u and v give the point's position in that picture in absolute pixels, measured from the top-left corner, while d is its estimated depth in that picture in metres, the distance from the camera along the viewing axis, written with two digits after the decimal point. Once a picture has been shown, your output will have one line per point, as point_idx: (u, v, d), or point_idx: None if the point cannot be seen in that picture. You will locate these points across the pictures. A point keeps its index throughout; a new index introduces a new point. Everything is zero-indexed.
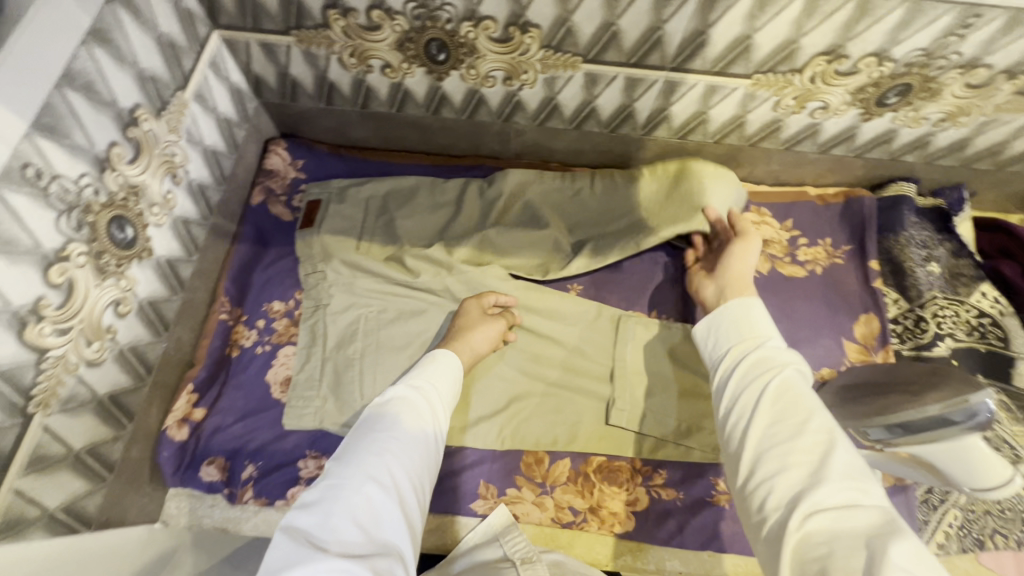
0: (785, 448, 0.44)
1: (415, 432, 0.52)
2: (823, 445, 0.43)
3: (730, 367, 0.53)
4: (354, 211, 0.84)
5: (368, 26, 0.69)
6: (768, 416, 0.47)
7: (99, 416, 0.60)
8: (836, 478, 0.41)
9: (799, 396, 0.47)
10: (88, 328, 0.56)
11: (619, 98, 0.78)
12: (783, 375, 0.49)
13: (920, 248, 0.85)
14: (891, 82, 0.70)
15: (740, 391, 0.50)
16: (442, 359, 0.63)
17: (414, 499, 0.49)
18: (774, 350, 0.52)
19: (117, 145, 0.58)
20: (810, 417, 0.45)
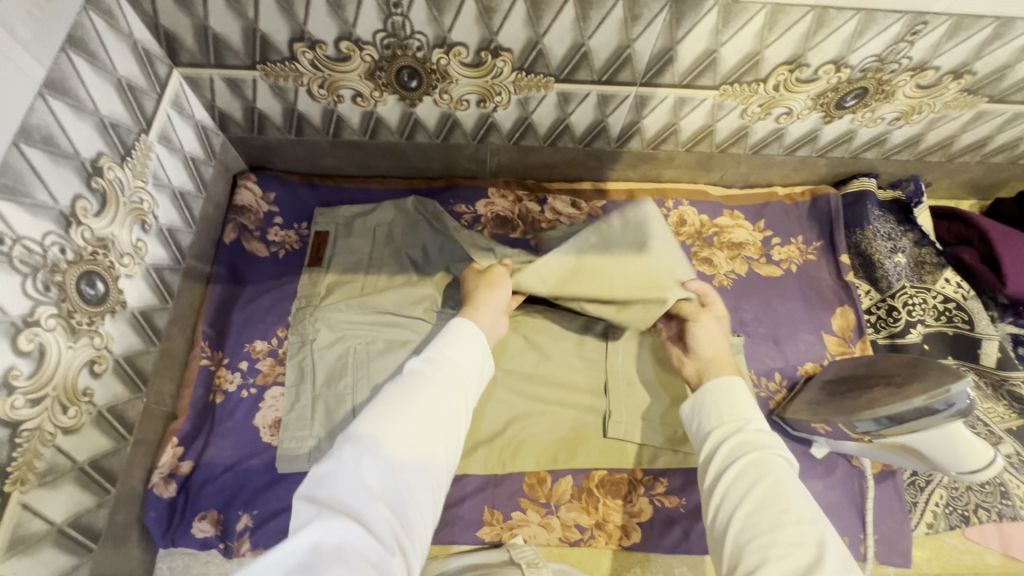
0: (762, 528, 0.46)
1: (431, 394, 0.52)
2: (800, 526, 0.45)
3: (714, 449, 0.56)
4: (362, 241, 0.82)
5: (337, 57, 0.68)
6: (748, 496, 0.49)
7: (80, 486, 0.57)
8: (810, 557, 0.42)
9: (784, 475, 0.50)
10: (63, 394, 0.53)
11: (592, 115, 0.79)
12: (761, 454, 0.52)
13: (886, 240, 0.89)
14: (848, 87, 0.74)
15: (727, 470, 0.52)
16: (461, 328, 0.61)
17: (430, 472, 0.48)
18: (751, 435, 0.55)
19: (82, 198, 0.55)
20: (792, 503, 0.47)
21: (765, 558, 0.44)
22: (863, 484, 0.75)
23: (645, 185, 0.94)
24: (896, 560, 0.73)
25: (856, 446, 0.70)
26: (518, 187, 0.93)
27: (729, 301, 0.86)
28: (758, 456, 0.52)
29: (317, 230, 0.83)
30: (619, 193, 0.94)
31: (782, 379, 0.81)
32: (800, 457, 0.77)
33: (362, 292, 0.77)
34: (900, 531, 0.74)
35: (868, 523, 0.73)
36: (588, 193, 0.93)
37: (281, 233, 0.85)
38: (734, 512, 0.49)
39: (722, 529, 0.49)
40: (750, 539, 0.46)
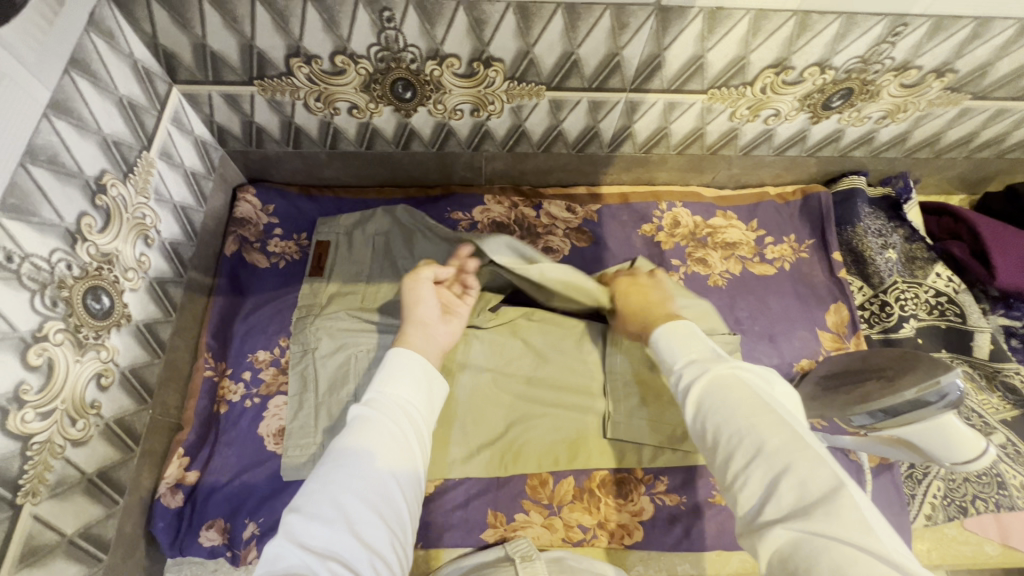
0: (753, 444, 0.45)
1: (380, 442, 0.52)
2: (789, 437, 0.44)
3: (685, 381, 0.54)
4: (362, 251, 0.83)
5: (332, 71, 0.70)
6: (731, 413, 0.48)
7: (89, 498, 0.58)
8: (809, 464, 0.42)
9: (758, 389, 0.50)
10: (71, 407, 0.54)
11: (583, 121, 0.80)
12: (732, 374, 0.51)
13: (877, 237, 0.90)
14: (834, 88, 0.75)
15: (703, 395, 0.51)
16: (401, 356, 0.61)
17: (389, 512, 0.49)
18: (716, 360, 0.54)
19: (87, 215, 0.56)
20: (738, 417, 0.47)
21: (767, 475, 0.43)
22: (861, 479, 0.76)
23: (639, 188, 0.96)
24: None
25: (851, 440, 0.70)
26: (513, 193, 0.94)
27: (724, 300, 0.87)
28: (725, 376, 0.51)
29: (318, 239, 0.84)
30: (613, 197, 0.95)
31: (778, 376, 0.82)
32: None
33: (362, 303, 0.79)
34: (900, 524, 0.74)
35: None
36: (583, 198, 0.95)
37: (280, 244, 0.86)
38: (719, 438, 0.48)
39: (714, 463, 0.48)
40: (741, 459, 0.45)
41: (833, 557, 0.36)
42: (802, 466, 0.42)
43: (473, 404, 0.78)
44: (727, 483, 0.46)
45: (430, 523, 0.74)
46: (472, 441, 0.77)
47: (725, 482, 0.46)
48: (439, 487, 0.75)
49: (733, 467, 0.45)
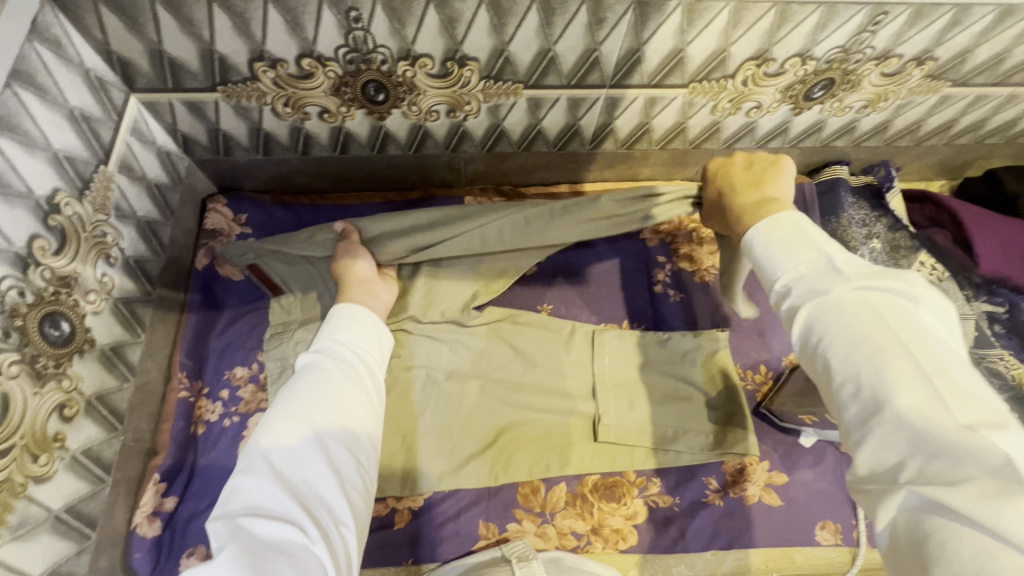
0: (876, 392, 0.36)
1: (333, 380, 0.53)
2: (930, 388, 0.34)
3: (798, 298, 0.43)
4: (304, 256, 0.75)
5: (300, 74, 0.66)
6: (854, 348, 0.38)
7: (56, 535, 0.55)
8: (951, 431, 0.32)
9: (891, 318, 0.38)
10: (32, 441, 0.51)
11: (563, 118, 0.78)
12: (864, 297, 0.39)
13: (861, 226, 0.89)
14: (815, 78, 0.74)
15: (816, 322, 0.40)
16: (340, 312, 0.62)
17: (354, 440, 0.50)
18: (851, 271, 0.41)
19: (39, 237, 0.53)
20: (863, 354, 0.37)
21: (897, 435, 0.34)
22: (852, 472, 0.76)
23: (623, 184, 0.94)
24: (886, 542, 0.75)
25: None
26: (495, 193, 0.92)
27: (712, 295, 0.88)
28: (840, 305, 0.40)
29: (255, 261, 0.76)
30: (597, 195, 0.93)
31: (767, 370, 0.82)
32: (789, 448, 0.78)
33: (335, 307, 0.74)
34: None
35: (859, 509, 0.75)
36: (566, 196, 0.93)
37: None
38: (835, 377, 0.38)
39: (829, 398, 0.40)
40: (865, 405, 0.36)
41: (970, 551, 0.29)
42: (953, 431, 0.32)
43: (463, 412, 0.77)
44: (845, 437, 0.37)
45: (420, 538, 0.72)
46: (463, 451, 0.75)
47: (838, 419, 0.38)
48: (428, 500, 0.73)
49: (845, 413, 0.37)
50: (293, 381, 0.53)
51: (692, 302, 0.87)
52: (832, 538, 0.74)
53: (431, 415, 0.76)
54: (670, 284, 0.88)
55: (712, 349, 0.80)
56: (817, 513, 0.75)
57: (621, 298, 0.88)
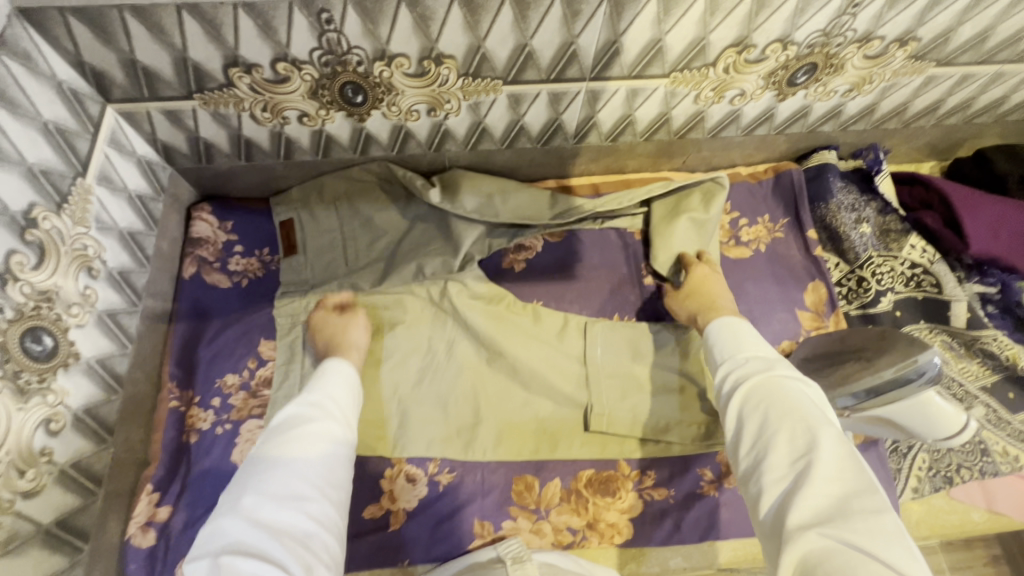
0: (800, 455, 0.48)
1: (320, 437, 0.55)
2: (839, 452, 0.47)
3: (739, 374, 0.58)
4: (329, 219, 0.85)
5: (276, 79, 0.66)
6: (783, 413, 0.51)
7: (48, 549, 0.55)
8: (848, 492, 0.44)
9: (808, 404, 0.52)
10: (17, 457, 0.51)
11: (545, 113, 0.78)
12: (788, 381, 0.54)
13: (850, 211, 0.88)
14: (797, 63, 0.73)
15: (750, 395, 0.55)
16: (330, 370, 0.64)
17: (333, 494, 0.52)
18: (785, 363, 0.58)
19: (16, 252, 0.52)
20: (789, 420, 0.50)
21: (815, 486, 0.45)
22: None
23: (609, 177, 0.94)
24: None
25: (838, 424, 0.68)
26: None
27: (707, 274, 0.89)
28: (774, 382, 0.55)
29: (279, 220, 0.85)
30: (584, 189, 0.93)
31: None
32: None
33: (346, 269, 0.83)
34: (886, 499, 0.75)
35: None
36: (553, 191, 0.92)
37: (242, 261, 0.84)
38: (763, 436, 0.51)
39: (746, 455, 0.52)
40: (786, 457, 0.48)
41: (867, 569, 0.38)
42: (852, 486, 0.44)
43: (454, 413, 0.76)
44: (766, 488, 0.48)
45: (417, 538, 0.72)
46: (455, 451, 0.75)
47: (751, 472, 0.50)
48: (424, 501, 0.73)
49: (768, 470, 0.49)
50: (280, 428, 0.55)
51: None
52: None
53: (426, 410, 0.76)
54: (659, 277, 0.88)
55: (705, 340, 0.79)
56: None
57: (610, 291, 0.87)
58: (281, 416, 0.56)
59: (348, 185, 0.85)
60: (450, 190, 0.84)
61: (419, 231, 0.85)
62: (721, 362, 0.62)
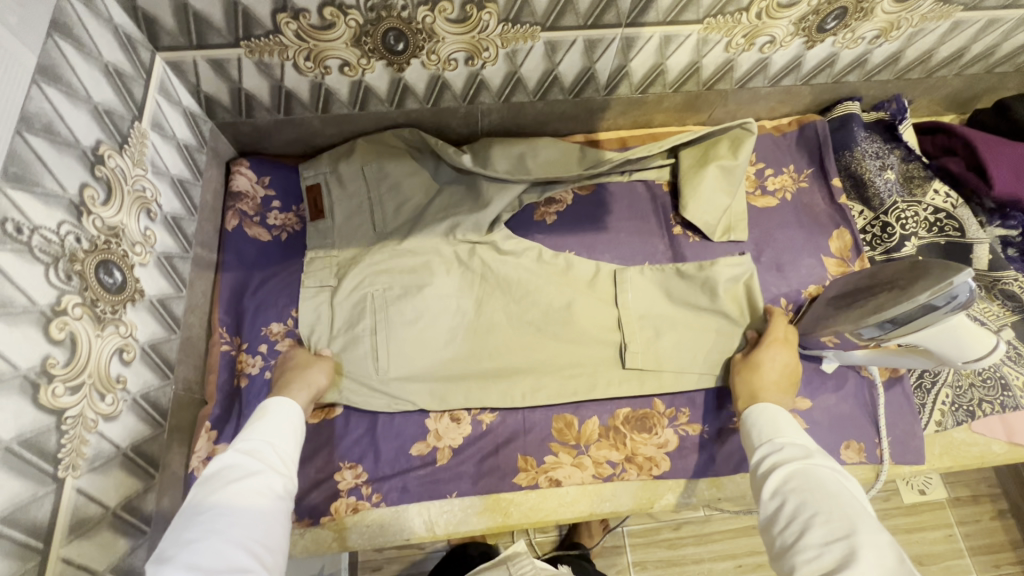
0: (837, 541, 0.47)
1: (253, 498, 0.51)
2: (878, 539, 0.46)
3: (776, 458, 0.58)
4: (356, 184, 0.84)
5: (321, 25, 0.67)
6: (820, 498, 0.51)
7: (126, 471, 0.57)
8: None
9: (849, 496, 0.51)
10: (99, 381, 0.53)
11: (579, 62, 0.79)
12: (830, 471, 0.54)
13: (875, 159, 0.90)
14: (829, 8, 0.75)
15: (788, 480, 0.55)
16: (274, 409, 0.62)
17: (271, 558, 0.49)
18: (824, 453, 0.58)
19: (89, 186, 0.54)
20: (828, 504, 0.50)
21: (854, 563, 0.44)
22: (873, 392, 0.79)
23: (637, 131, 0.96)
24: (910, 459, 0.78)
25: (864, 355, 0.74)
26: None
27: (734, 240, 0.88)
28: (809, 469, 0.55)
29: (308, 185, 0.85)
30: (612, 142, 0.95)
31: (788, 304, 0.84)
32: (812, 375, 0.81)
33: (375, 235, 0.82)
34: (911, 432, 0.78)
35: (882, 427, 0.78)
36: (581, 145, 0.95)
37: (280, 216, 0.86)
38: (800, 519, 0.51)
39: (781, 534, 0.52)
40: (819, 539, 0.48)
41: None
42: (892, 568, 0.44)
43: (489, 365, 0.78)
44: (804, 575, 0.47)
45: (463, 473, 0.74)
46: (494, 393, 0.77)
47: (786, 552, 0.50)
48: (469, 438, 0.76)
49: (806, 556, 0.48)
50: (210, 485, 0.51)
51: (713, 242, 0.88)
52: (856, 457, 0.77)
53: (462, 361, 0.78)
54: (689, 226, 0.90)
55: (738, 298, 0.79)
56: (843, 433, 0.78)
57: (640, 241, 0.89)
58: (217, 467, 0.53)
59: (379, 149, 0.86)
60: (481, 155, 0.87)
61: (449, 194, 0.85)
62: (757, 445, 0.62)
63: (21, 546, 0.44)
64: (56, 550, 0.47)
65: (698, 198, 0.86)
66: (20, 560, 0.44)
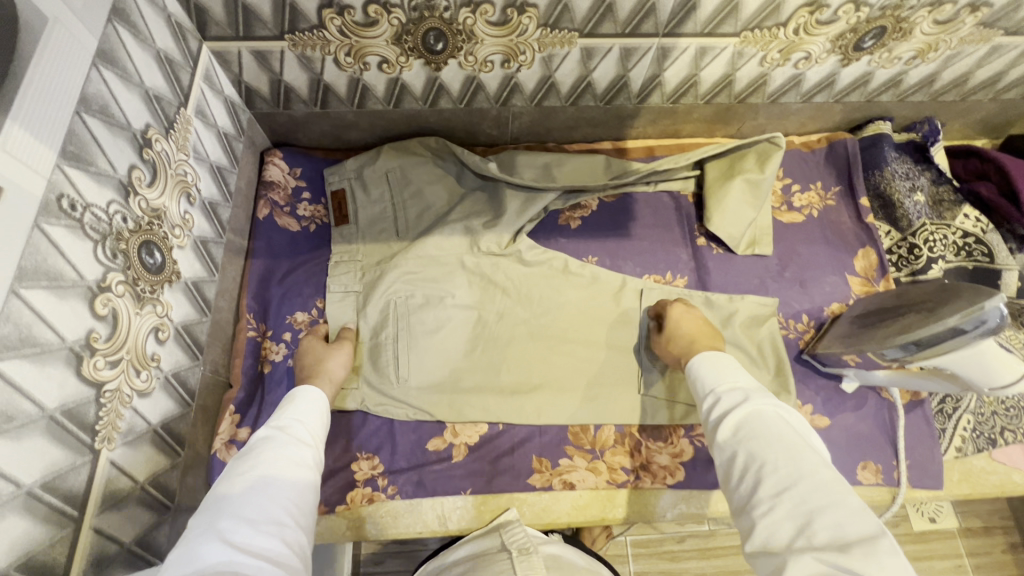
0: (786, 483, 0.48)
1: (287, 463, 0.53)
2: (821, 480, 0.48)
3: (721, 409, 0.58)
4: (379, 190, 0.86)
5: (365, 22, 0.69)
6: (769, 445, 0.52)
7: (155, 447, 0.59)
8: (837, 518, 0.45)
9: (790, 435, 0.52)
10: (135, 357, 0.55)
11: (614, 70, 0.80)
12: (774, 414, 0.55)
13: (905, 180, 0.90)
14: (867, 26, 0.75)
15: (737, 428, 0.55)
16: (302, 395, 0.64)
17: (304, 518, 0.51)
18: (762, 393, 0.58)
19: (136, 168, 0.56)
20: (776, 449, 0.51)
21: (800, 509, 0.46)
22: (893, 415, 0.79)
23: (664, 141, 0.96)
24: (928, 483, 0.77)
25: (885, 376, 0.74)
26: (539, 149, 0.94)
27: (754, 258, 0.88)
28: (751, 416, 0.55)
29: (333, 190, 0.86)
30: (639, 151, 0.96)
31: (809, 320, 0.84)
32: (831, 393, 0.80)
33: (398, 240, 0.84)
34: (930, 456, 0.78)
35: (901, 450, 0.77)
36: (609, 153, 0.96)
37: (309, 208, 0.87)
38: (749, 466, 0.52)
39: (736, 486, 0.52)
40: (769, 486, 0.49)
41: None
42: (839, 508, 0.45)
43: (506, 379, 0.78)
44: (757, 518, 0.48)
45: (478, 471, 0.75)
46: (512, 392, 0.77)
47: (743, 504, 0.50)
48: (485, 436, 0.77)
49: (757, 502, 0.49)
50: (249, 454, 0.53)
51: (736, 256, 0.88)
52: (872, 478, 0.77)
53: (479, 372, 0.78)
54: (713, 238, 0.90)
55: (758, 323, 0.80)
56: (860, 453, 0.78)
57: (663, 250, 0.89)
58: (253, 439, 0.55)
59: (404, 157, 0.87)
60: (507, 166, 0.89)
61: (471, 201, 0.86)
62: (703, 397, 0.62)
63: (57, 513, 0.45)
64: (89, 520, 0.49)
65: (725, 210, 0.86)
66: (55, 526, 0.45)
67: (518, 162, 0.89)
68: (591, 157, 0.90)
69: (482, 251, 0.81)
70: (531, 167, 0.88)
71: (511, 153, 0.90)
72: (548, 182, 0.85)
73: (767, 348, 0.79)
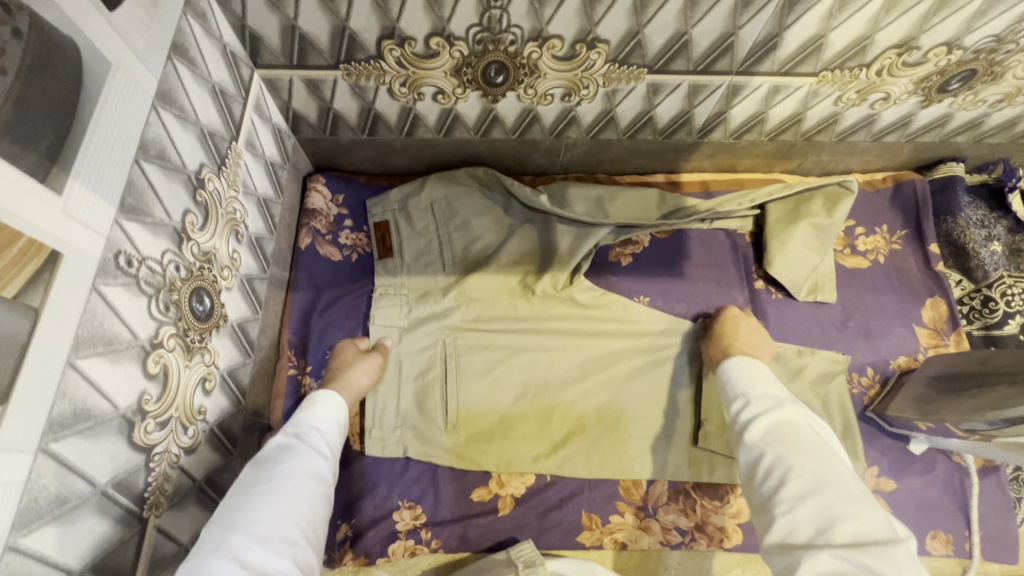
0: (810, 487, 0.48)
1: (302, 474, 0.50)
2: (849, 489, 0.47)
3: (751, 411, 0.57)
4: (424, 221, 0.82)
5: (425, 54, 0.65)
6: (796, 450, 0.51)
7: (200, 505, 0.56)
8: (863, 526, 0.45)
9: (819, 443, 0.51)
10: (183, 414, 0.52)
11: (679, 105, 0.76)
12: (804, 421, 0.54)
13: (980, 228, 0.86)
14: (956, 69, 0.70)
15: (766, 432, 0.54)
16: (321, 400, 0.61)
17: (314, 533, 0.48)
18: (795, 400, 0.57)
19: (190, 212, 0.53)
20: (806, 453, 0.50)
21: (823, 512, 0.46)
22: (965, 481, 0.74)
23: (720, 176, 0.92)
24: (1001, 556, 0.73)
25: (961, 443, 0.69)
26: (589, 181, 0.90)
27: (815, 305, 0.84)
28: (786, 421, 0.54)
29: (376, 221, 0.83)
30: (693, 185, 0.92)
31: (875, 374, 0.79)
32: (898, 455, 0.76)
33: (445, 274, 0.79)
34: (1004, 527, 0.73)
35: (974, 521, 0.73)
36: (661, 186, 0.92)
37: (351, 236, 0.84)
38: (775, 468, 0.51)
39: (759, 486, 0.51)
40: (795, 491, 0.48)
41: None
42: (862, 515, 0.45)
43: (555, 428, 0.74)
44: (778, 520, 0.48)
45: (524, 525, 0.72)
46: (561, 443, 0.73)
47: (764, 503, 0.50)
48: (531, 488, 0.73)
49: (780, 502, 0.49)
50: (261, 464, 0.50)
51: (797, 303, 0.84)
52: (943, 549, 0.72)
53: (528, 419, 0.74)
54: (772, 281, 0.85)
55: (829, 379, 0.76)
56: (931, 523, 0.73)
57: (719, 292, 0.85)
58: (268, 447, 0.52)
59: (451, 187, 0.83)
60: (558, 199, 0.85)
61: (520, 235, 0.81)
62: (732, 398, 0.61)
63: None
64: None
65: (788, 254, 0.81)
66: None
67: (569, 195, 0.85)
68: (645, 191, 0.86)
69: (534, 292, 0.78)
70: (582, 200, 0.84)
71: (561, 185, 0.86)
72: (601, 218, 0.81)
73: (835, 406, 0.74)
